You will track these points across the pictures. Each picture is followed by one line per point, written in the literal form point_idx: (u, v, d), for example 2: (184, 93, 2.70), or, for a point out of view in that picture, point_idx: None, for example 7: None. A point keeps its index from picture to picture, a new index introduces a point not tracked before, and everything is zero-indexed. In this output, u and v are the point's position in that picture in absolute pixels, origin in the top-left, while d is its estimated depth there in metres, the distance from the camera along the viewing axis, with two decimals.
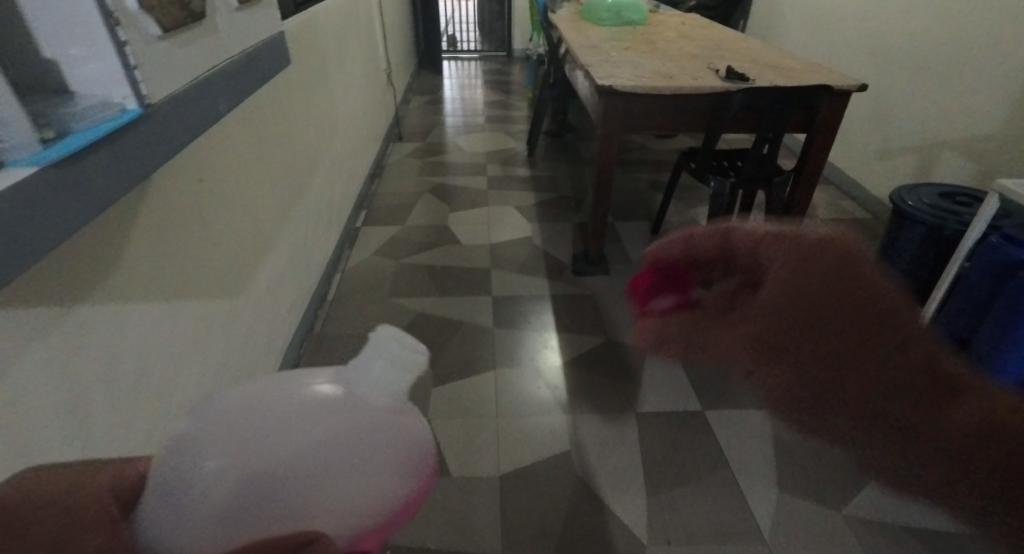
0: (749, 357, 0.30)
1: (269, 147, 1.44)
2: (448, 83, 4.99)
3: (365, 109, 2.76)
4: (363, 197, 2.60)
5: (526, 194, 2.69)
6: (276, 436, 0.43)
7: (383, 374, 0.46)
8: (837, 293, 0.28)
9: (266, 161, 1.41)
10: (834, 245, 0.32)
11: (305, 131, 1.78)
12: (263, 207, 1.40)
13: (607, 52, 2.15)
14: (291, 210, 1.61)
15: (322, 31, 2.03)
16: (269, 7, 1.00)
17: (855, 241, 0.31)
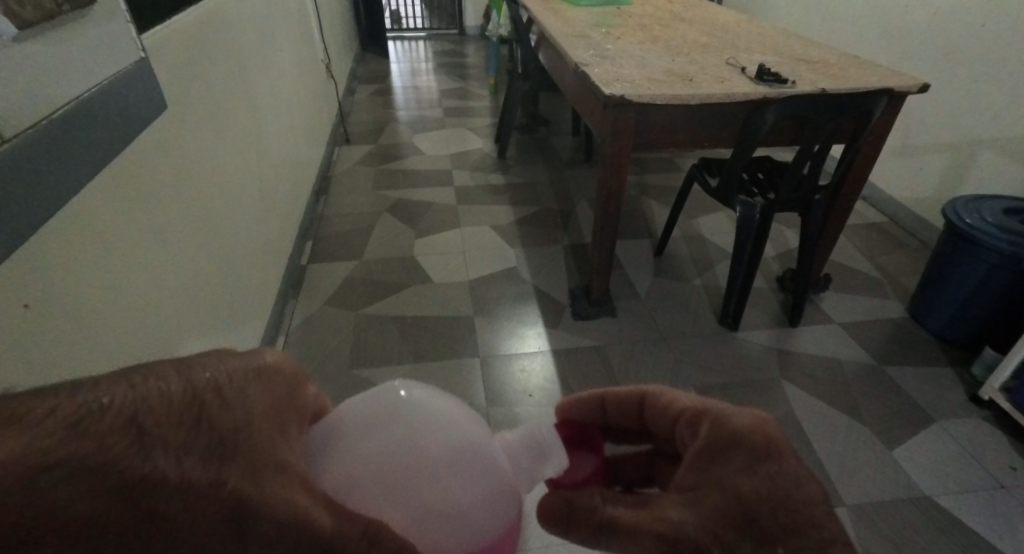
0: (667, 521, 0.47)
1: (154, 203, 1.02)
2: (397, 68, 4.48)
3: (302, 115, 2.31)
4: (307, 223, 2.16)
5: (502, 209, 2.32)
6: (434, 427, 0.47)
7: (537, 452, 0.51)
8: (699, 472, 0.49)
9: (148, 225, 0.99)
10: (718, 440, 0.50)
11: (217, 163, 1.35)
12: (153, 294, 0.99)
13: (598, 42, 1.78)
14: (200, 278, 1.19)
15: (236, 24, 1.57)
16: (93, 24, 0.60)
17: (728, 433, 0.50)
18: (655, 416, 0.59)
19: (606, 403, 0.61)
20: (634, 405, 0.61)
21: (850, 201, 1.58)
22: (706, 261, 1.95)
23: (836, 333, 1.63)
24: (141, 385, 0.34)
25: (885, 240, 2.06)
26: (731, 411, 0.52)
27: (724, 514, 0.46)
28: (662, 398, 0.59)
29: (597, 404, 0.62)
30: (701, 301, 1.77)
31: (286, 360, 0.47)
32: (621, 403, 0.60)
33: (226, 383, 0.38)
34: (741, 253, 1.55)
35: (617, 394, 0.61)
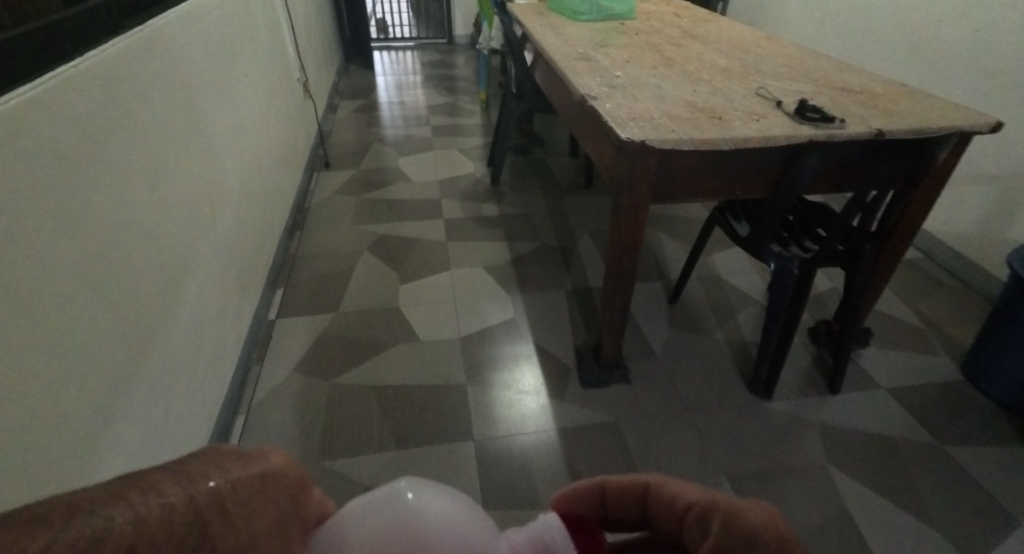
0: None
1: (33, 298, 0.78)
2: (383, 81, 4.25)
3: (273, 144, 2.08)
4: (278, 266, 1.93)
5: (497, 247, 2.09)
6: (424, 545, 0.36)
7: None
8: None
9: (17, 333, 0.75)
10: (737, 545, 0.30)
11: (151, 223, 1.12)
12: (18, 424, 0.74)
13: (604, 66, 1.56)
14: (113, 373, 0.96)
15: (182, 52, 1.35)
16: None
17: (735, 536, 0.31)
18: (660, 514, 0.39)
19: (606, 492, 0.43)
20: (637, 499, 0.41)
21: (902, 253, 1.35)
22: (727, 309, 1.73)
23: (883, 401, 1.41)
24: (138, 507, 0.30)
25: (922, 281, 1.85)
26: (742, 508, 0.33)
27: None
28: (665, 491, 0.39)
29: (595, 496, 0.44)
30: (725, 360, 1.55)
31: (287, 462, 0.41)
32: (621, 492, 0.42)
33: (234, 490, 0.34)
34: (775, 314, 1.34)
35: (620, 484, 0.43)
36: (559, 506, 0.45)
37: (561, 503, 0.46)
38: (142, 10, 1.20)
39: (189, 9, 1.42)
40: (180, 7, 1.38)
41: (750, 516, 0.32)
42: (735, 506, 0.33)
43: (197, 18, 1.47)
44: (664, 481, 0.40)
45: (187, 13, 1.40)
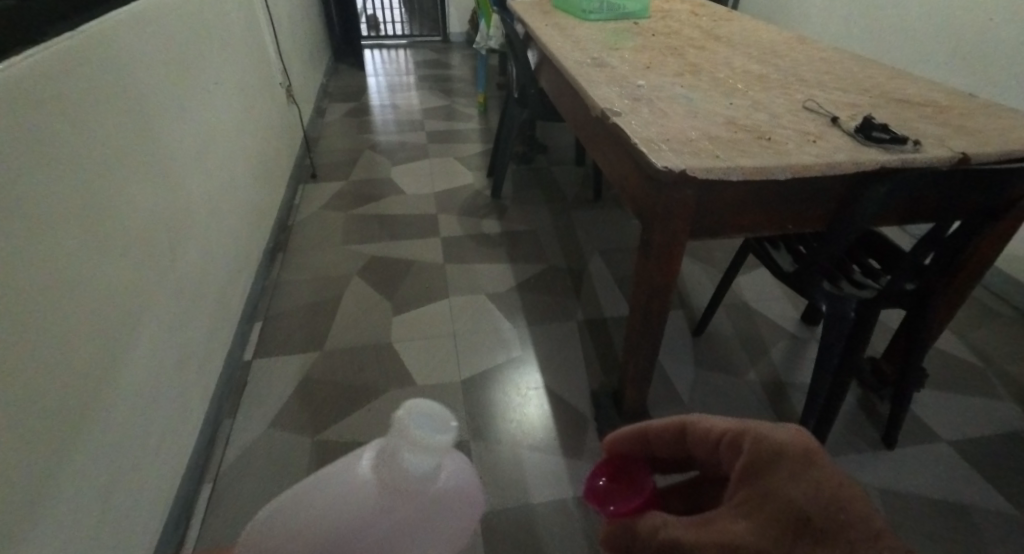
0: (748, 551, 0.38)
1: None
2: (374, 82, 4.05)
3: (251, 157, 1.89)
4: (256, 296, 1.74)
5: (499, 270, 1.91)
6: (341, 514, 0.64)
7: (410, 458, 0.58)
8: (755, 500, 0.40)
9: None
10: (775, 458, 0.41)
11: (89, 269, 0.93)
12: None
13: (622, 73, 1.38)
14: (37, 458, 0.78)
15: (130, 61, 1.15)
16: None
17: (767, 451, 0.41)
18: (696, 443, 0.49)
19: (649, 432, 0.53)
20: (674, 435, 0.52)
21: (970, 288, 1.17)
22: (758, 343, 1.55)
23: (945, 456, 1.24)
24: None
25: (971, 308, 1.68)
26: (769, 429, 0.43)
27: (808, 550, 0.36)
28: (699, 426, 0.49)
29: (640, 437, 0.55)
30: (761, 405, 1.38)
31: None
32: (663, 432, 0.52)
33: None
34: (826, 362, 1.16)
35: (659, 426, 0.53)
36: (607, 446, 0.57)
37: (608, 440, 0.57)
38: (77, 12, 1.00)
39: (141, 10, 1.22)
40: (129, 7, 1.19)
41: (778, 436, 0.42)
42: (761, 429, 0.43)
43: (152, 21, 1.27)
44: (697, 416, 0.50)
45: (138, 15, 1.20)
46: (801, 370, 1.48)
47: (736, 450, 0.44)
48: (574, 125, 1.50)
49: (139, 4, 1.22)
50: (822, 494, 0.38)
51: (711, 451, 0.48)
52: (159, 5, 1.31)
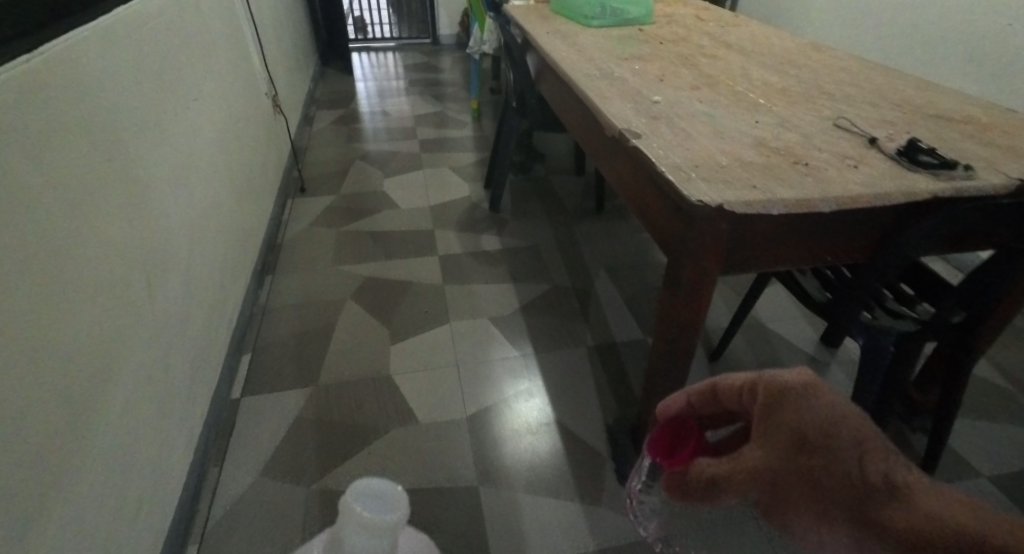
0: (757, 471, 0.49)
1: None
2: (363, 87, 3.94)
3: (236, 175, 1.79)
4: (244, 324, 1.64)
5: (501, 291, 1.82)
6: None
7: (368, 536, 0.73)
8: (763, 437, 0.50)
9: None
10: (777, 398, 0.50)
11: (44, 322, 0.82)
12: None
13: (634, 87, 1.29)
14: None
15: (98, 82, 1.04)
16: None
17: (776, 390, 0.50)
18: (727, 398, 0.61)
19: (691, 399, 0.68)
20: (710, 399, 0.65)
21: (1014, 312, 1.09)
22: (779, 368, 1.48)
23: (982, 492, 1.17)
24: None
25: None
26: (779, 374, 0.51)
27: (801, 468, 0.45)
28: (726, 384, 0.62)
29: (682, 402, 0.70)
30: None
31: None
32: (700, 400, 0.66)
33: None
34: (862, 396, 1.08)
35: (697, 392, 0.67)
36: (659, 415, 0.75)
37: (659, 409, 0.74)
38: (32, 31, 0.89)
39: (111, 25, 1.11)
40: (97, 22, 1.08)
41: (789, 378, 0.50)
42: (771, 376, 0.52)
43: (123, 36, 1.16)
44: (723, 377, 0.63)
45: (107, 30, 1.09)
46: None
47: (756, 397, 0.54)
48: (581, 142, 1.42)
49: (109, 18, 1.11)
50: (831, 420, 0.45)
51: (740, 403, 0.58)
52: (131, 18, 1.20)
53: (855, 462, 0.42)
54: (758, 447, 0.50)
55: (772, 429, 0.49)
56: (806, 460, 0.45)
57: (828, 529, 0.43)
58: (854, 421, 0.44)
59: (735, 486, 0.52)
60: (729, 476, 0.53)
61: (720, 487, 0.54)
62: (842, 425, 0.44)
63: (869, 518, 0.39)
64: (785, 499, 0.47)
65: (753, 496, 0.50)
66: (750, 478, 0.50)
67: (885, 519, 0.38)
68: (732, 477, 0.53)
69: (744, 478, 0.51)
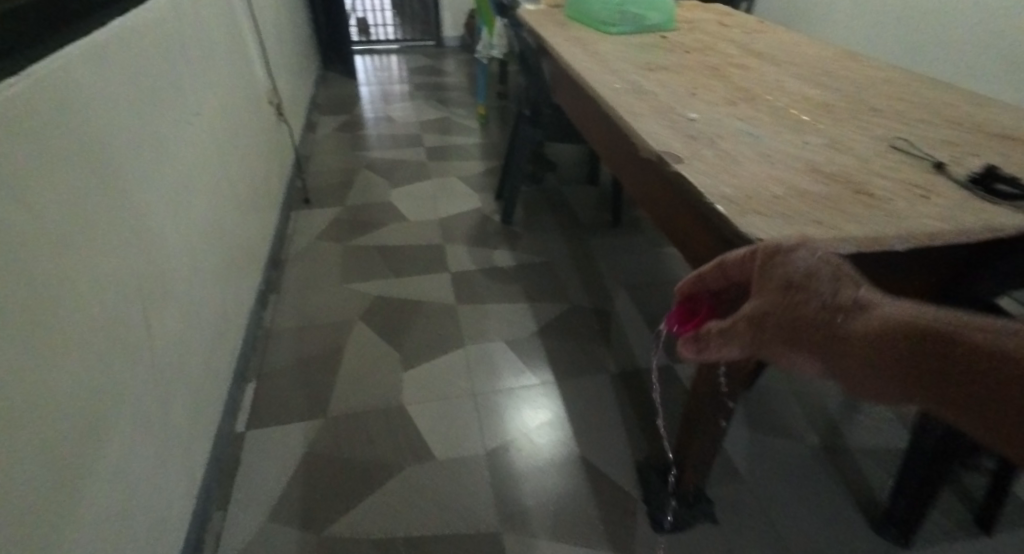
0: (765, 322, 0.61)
1: None
2: (366, 91, 3.85)
3: (239, 190, 1.71)
4: (247, 349, 1.55)
5: (516, 312, 1.74)
6: None
7: None
8: (767, 300, 0.61)
9: None
10: (773, 261, 0.60)
11: (22, 379, 0.74)
12: None
13: (666, 102, 1.21)
14: None
15: (90, 103, 0.96)
16: None
17: (781, 252, 0.60)
18: (729, 273, 0.67)
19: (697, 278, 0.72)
20: (712, 274, 0.70)
21: None
22: (815, 398, 1.39)
23: None
24: None
25: None
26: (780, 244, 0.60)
27: (807, 317, 0.57)
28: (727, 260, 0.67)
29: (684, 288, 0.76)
30: (828, 476, 1.21)
31: None
32: (702, 280, 0.71)
33: None
34: (923, 442, 1.00)
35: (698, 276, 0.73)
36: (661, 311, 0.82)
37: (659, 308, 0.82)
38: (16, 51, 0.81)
39: (104, 39, 1.03)
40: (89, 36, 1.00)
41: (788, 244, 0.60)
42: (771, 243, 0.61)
43: (117, 51, 1.08)
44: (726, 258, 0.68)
45: (100, 46, 1.01)
46: (869, 431, 1.31)
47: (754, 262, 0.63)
48: (608, 160, 1.33)
49: (103, 32, 1.03)
50: (815, 270, 0.58)
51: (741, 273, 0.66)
52: (127, 31, 1.12)
53: (832, 294, 0.56)
54: (761, 301, 0.61)
55: (777, 285, 0.60)
56: (807, 302, 0.57)
57: (828, 359, 0.57)
58: (837, 270, 0.57)
59: (739, 337, 0.64)
60: (733, 329, 0.64)
61: (723, 341, 0.65)
62: (826, 273, 0.57)
63: (842, 335, 0.55)
64: (787, 340, 0.59)
65: (758, 343, 0.62)
66: (753, 328, 0.62)
67: (851, 330, 0.54)
68: (737, 331, 0.64)
69: (747, 328, 0.62)
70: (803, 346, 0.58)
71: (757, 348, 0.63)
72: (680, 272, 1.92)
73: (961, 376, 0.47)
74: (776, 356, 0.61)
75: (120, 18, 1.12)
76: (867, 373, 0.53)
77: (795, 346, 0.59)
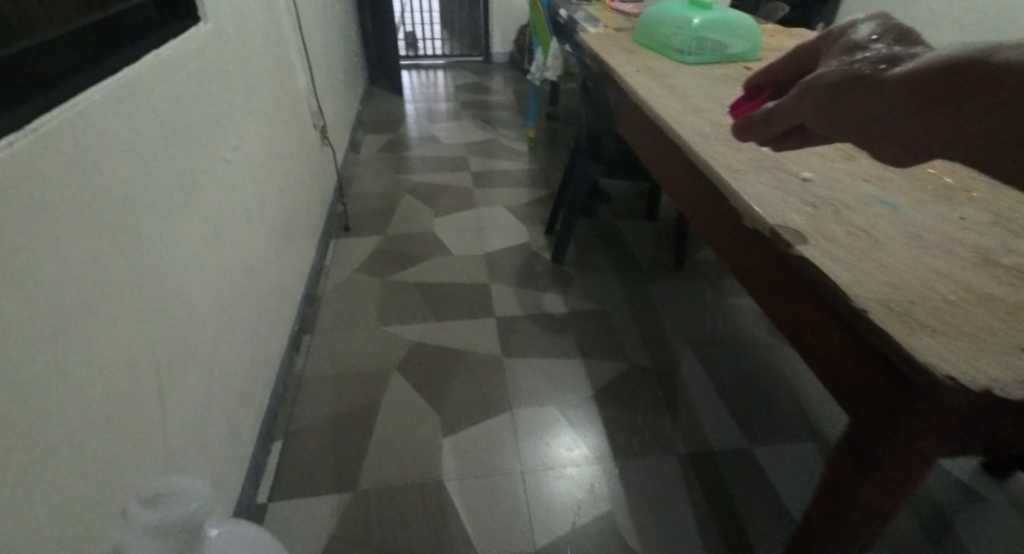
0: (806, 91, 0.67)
1: None
2: (412, 108, 3.75)
3: (277, 224, 1.60)
4: (276, 401, 1.43)
5: (569, 369, 1.56)
6: None
7: None
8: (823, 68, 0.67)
9: None
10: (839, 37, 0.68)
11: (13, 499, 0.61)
12: None
13: (768, 155, 1.02)
14: None
15: (109, 154, 0.84)
16: None
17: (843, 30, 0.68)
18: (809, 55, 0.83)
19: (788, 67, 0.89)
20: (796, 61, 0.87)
21: None
22: (930, 503, 1.16)
23: None
24: None
25: None
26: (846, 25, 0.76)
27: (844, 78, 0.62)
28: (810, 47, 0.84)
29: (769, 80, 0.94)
30: None
31: None
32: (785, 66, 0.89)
33: None
34: None
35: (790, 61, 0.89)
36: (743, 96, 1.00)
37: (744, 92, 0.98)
38: (8, 104, 0.69)
39: (131, 80, 0.92)
40: (112, 75, 0.88)
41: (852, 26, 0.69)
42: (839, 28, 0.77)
43: (147, 90, 0.97)
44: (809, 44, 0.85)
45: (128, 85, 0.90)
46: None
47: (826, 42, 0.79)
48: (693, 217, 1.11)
49: (131, 70, 0.92)
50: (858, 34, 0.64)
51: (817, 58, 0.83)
52: (159, 66, 1.01)
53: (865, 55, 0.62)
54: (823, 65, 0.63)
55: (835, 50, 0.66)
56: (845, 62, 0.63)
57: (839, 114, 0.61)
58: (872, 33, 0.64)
59: (786, 110, 0.68)
60: (784, 101, 0.67)
61: (772, 116, 0.70)
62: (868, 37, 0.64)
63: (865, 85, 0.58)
64: (831, 103, 0.62)
65: (802, 111, 0.66)
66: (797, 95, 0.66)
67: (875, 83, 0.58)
68: (787, 102, 0.68)
69: (797, 96, 0.66)
70: (842, 110, 0.61)
71: (800, 117, 0.67)
72: (753, 328, 1.71)
73: (958, 90, 0.51)
74: (818, 123, 0.65)
75: (150, 52, 1.01)
76: (892, 121, 0.57)
77: (845, 109, 0.60)
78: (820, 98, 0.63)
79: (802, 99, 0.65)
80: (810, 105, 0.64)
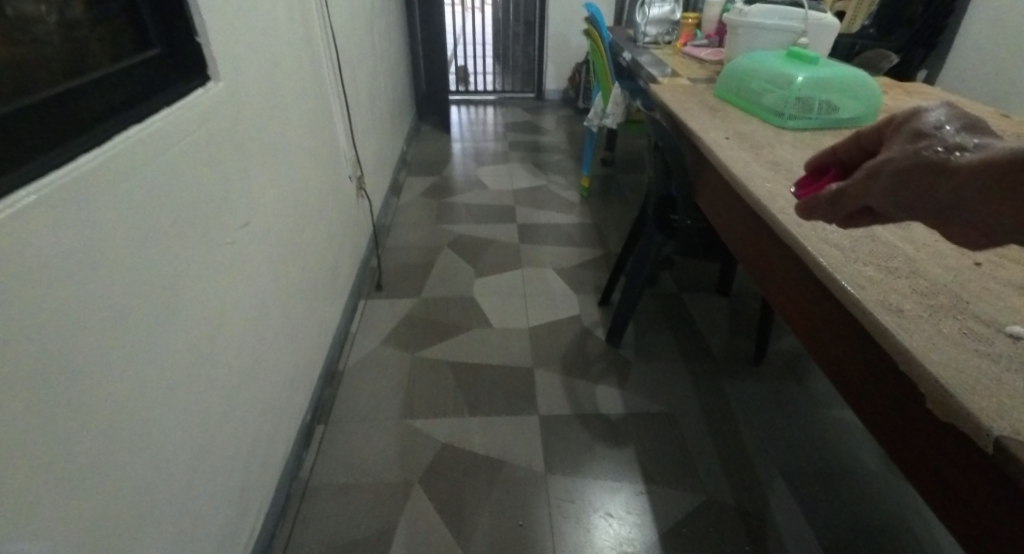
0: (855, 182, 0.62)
1: None
2: (459, 147, 3.58)
3: (296, 300, 1.39)
4: (273, 520, 1.20)
5: (627, 498, 1.27)
6: None
7: None
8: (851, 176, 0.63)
9: None
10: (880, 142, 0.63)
11: None
12: None
13: (940, 288, 0.73)
14: None
15: (22, 282, 0.62)
16: None
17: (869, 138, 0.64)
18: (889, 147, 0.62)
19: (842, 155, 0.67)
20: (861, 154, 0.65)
21: None
22: None
23: None
24: None
25: None
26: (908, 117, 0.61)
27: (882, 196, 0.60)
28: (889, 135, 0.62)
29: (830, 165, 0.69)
30: None
31: None
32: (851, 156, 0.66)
33: None
34: None
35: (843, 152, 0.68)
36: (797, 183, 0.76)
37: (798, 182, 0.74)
38: None
39: (82, 179, 0.71)
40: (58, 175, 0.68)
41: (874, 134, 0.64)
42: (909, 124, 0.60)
43: (109, 185, 0.76)
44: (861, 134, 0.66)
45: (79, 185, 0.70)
46: None
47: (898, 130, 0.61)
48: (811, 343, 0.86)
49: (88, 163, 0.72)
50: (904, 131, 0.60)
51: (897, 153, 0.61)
52: (135, 150, 0.80)
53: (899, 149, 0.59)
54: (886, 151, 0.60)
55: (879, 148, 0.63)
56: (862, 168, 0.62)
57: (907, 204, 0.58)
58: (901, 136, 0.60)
59: (853, 191, 0.62)
60: (850, 181, 0.62)
61: (839, 197, 0.64)
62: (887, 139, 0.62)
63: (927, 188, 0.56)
64: (903, 189, 0.57)
65: (870, 194, 0.60)
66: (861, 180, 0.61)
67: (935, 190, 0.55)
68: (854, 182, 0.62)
69: (866, 178, 0.60)
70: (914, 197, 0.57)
71: (869, 199, 0.61)
72: (858, 455, 1.37)
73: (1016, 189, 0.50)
74: (890, 207, 0.60)
75: (124, 133, 0.79)
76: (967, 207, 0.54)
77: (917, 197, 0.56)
78: (892, 182, 0.58)
79: (872, 180, 0.60)
80: (883, 187, 0.59)
